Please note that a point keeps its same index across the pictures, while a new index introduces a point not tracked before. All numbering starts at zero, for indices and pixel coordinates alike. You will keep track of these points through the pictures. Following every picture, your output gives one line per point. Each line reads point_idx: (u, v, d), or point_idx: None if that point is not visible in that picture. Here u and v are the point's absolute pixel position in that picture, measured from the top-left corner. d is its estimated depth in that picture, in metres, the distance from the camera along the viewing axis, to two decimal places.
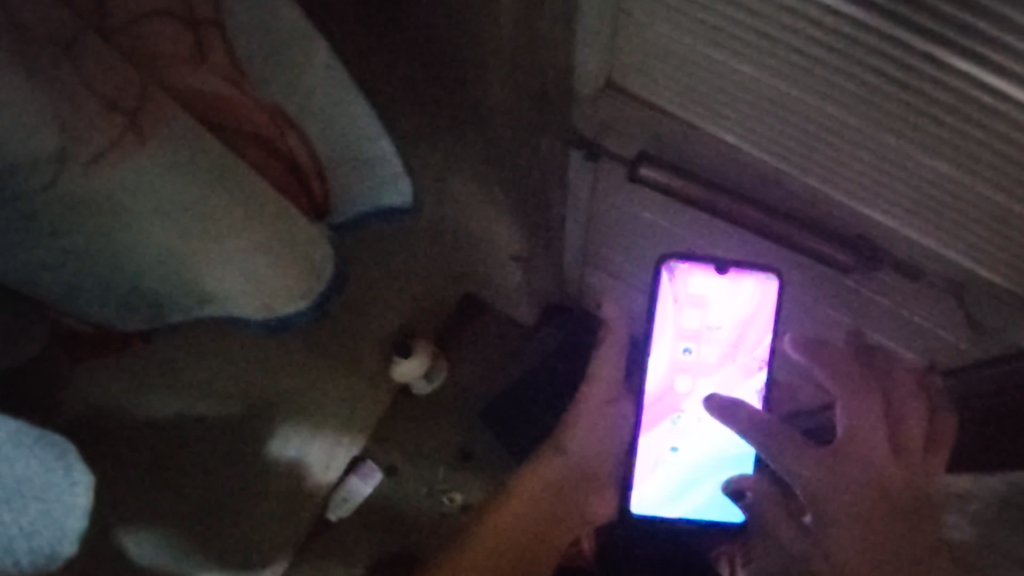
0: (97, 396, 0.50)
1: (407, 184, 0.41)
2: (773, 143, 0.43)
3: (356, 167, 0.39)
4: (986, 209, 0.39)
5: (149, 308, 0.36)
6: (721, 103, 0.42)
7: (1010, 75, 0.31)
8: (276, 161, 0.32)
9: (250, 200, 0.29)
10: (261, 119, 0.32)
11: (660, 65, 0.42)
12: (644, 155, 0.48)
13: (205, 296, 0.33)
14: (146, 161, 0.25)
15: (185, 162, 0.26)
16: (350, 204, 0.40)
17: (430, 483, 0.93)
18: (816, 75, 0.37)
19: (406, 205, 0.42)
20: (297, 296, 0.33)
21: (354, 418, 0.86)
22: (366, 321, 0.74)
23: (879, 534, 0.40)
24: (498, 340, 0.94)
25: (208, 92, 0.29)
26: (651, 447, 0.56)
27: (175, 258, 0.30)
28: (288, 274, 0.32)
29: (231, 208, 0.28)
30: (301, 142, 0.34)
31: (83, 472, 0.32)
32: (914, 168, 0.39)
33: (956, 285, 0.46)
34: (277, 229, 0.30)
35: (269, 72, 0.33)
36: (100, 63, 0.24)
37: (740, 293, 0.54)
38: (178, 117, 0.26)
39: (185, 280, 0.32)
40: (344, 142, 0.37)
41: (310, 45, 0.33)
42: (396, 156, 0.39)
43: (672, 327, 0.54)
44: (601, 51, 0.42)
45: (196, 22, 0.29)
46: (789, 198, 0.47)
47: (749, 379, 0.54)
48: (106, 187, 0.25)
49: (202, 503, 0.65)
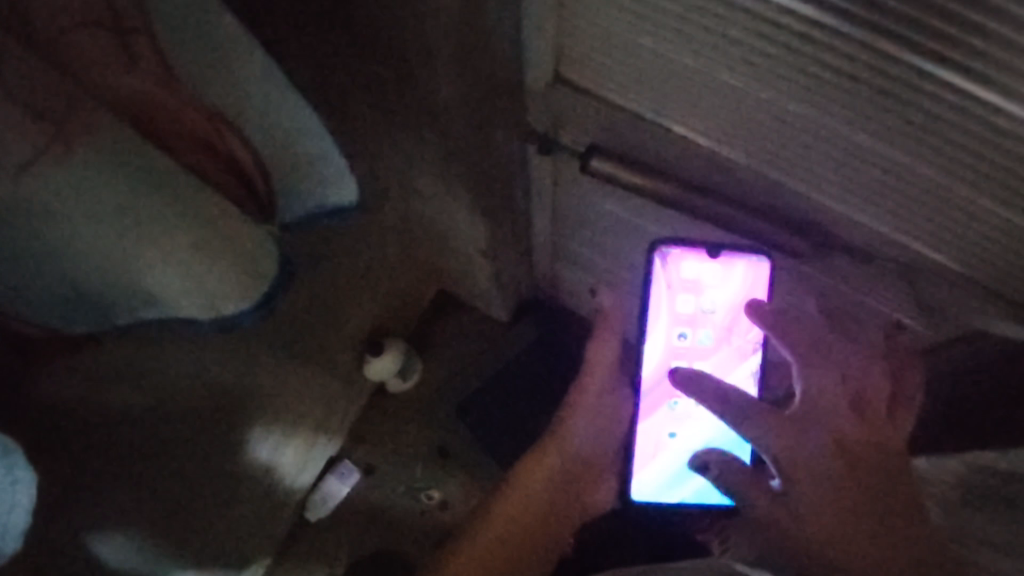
0: (63, 391, 0.55)
1: (350, 185, 0.49)
2: (734, 135, 0.44)
3: (303, 165, 0.46)
4: (974, 212, 0.39)
5: (90, 310, 0.40)
6: (682, 95, 0.43)
7: (1000, 87, 0.31)
8: (217, 162, 0.39)
9: (180, 201, 0.34)
10: (203, 125, 0.38)
11: (614, 57, 0.44)
12: (595, 146, 0.52)
13: (148, 297, 0.38)
14: (72, 163, 0.31)
15: (109, 165, 0.32)
16: (299, 204, 0.48)
17: (409, 482, 1.03)
18: (789, 79, 0.37)
19: (351, 202, 0.51)
20: (240, 296, 0.39)
21: (331, 416, 0.97)
22: (338, 315, 0.84)
23: (849, 501, 0.46)
24: (476, 334, 1.06)
25: (141, 95, 0.35)
26: (651, 432, 0.62)
27: (115, 264, 0.35)
28: (227, 275, 0.37)
29: (164, 213, 0.34)
30: (242, 143, 0.41)
31: (23, 472, 0.39)
32: (898, 169, 0.39)
33: (908, 271, 0.46)
34: (209, 227, 0.35)
35: (202, 77, 0.39)
36: (21, 77, 0.30)
37: (732, 274, 0.58)
38: (97, 123, 0.31)
39: (126, 283, 0.37)
40: (289, 141, 0.44)
41: (246, 54, 0.40)
42: (336, 155, 0.47)
43: (667, 312, 0.59)
44: (541, 44, 0.45)
45: (123, 30, 0.35)
46: (734, 186, 0.49)
47: (743, 362, 0.59)
48: (34, 193, 0.31)
49: (167, 496, 0.73)
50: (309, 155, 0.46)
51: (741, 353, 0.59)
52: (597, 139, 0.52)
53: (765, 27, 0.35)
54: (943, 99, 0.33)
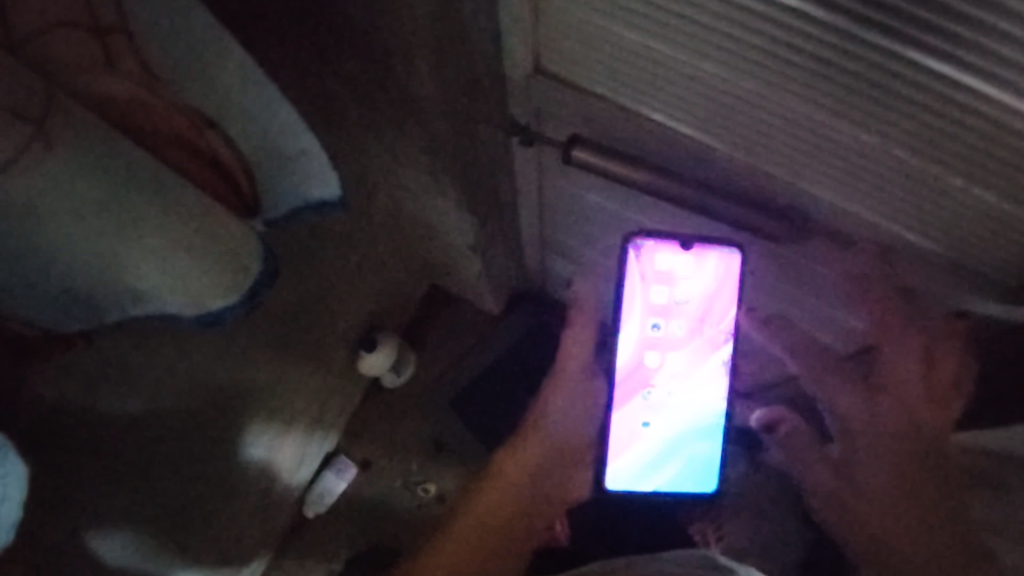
0: (60, 396, 0.55)
1: (333, 179, 0.49)
2: (712, 126, 0.45)
3: (283, 162, 0.46)
4: (953, 194, 0.40)
5: (80, 309, 0.41)
6: (661, 87, 0.44)
7: (980, 73, 0.32)
8: (198, 158, 0.40)
9: (161, 196, 0.35)
10: (181, 123, 0.39)
11: (594, 52, 0.45)
12: (577, 138, 0.53)
13: (138, 296, 0.39)
14: (52, 161, 0.31)
15: (89, 161, 0.32)
16: (283, 199, 0.48)
17: (405, 476, 1.04)
18: (766, 68, 0.38)
19: (335, 197, 0.50)
20: (225, 292, 0.40)
21: (325, 412, 0.97)
22: (330, 310, 0.84)
23: (906, 466, 0.48)
24: (468, 327, 1.07)
25: (116, 96, 0.36)
26: (625, 423, 0.62)
27: (102, 263, 0.36)
28: (212, 274, 0.38)
29: (147, 209, 0.34)
30: (221, 141, 0.42)
31: (13, 465, 0.39)
32: (877, 155, 0.40)
33: (884, 254, 0.48)
34: (192, 226, 0.36)
35: (179, 73, 0.40)
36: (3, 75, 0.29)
37: (701, 265, 0.58)
38: (76, 119, 0.31)
39: (116, 281, 0.38)
40: (266, 139, 0.44)
41: (223, 48, 0.40)
42: (320, 151, 0.47)
43: (640, 303, 0.59)
44: (525, 40, 0.46)
45: (98, 30, 0.36)
46: (711, 175, 0.50)
47: (715, 352, 0.60)
48: (16, 193, 0.31)
49: (166, 498, 0.74)
50: (291, 151, 0.46)
51: (714, 343, 0.60)
52: (577, 127, 0.53)
53: (731, 9, 0.36)
54: (923, 83, 0.33)
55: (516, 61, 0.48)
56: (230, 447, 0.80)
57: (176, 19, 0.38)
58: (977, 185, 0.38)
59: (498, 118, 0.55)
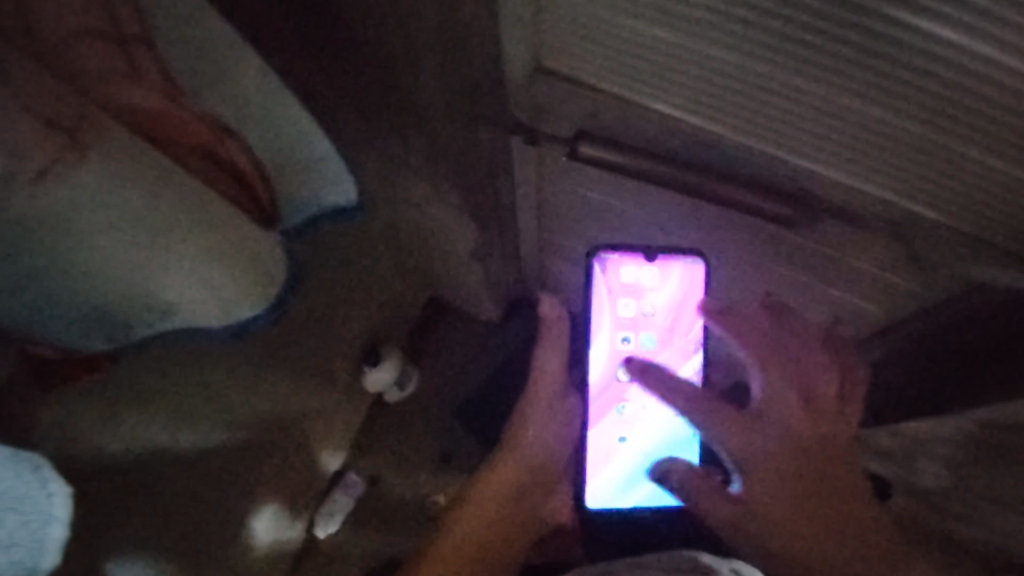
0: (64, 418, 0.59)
1: (351, 188, 0.56)
2: (702, 105, 0.46)
3: (301, 170, 0.52)
4: (945, 151, 0.40)
5: (105, 331, 0.43)
6: (659, 71, 0.44)
7: (969, 28, 0.32)
8: (218, 166, 0.43)
9: (186, 203, 0.37)
10: (198, 130, 0.42)
11: (588, 42, 0.45)
12: (582, 133, 0.53)
13: (164, 309, 0.40)
14: (88, 171, 0.33)
15: (121, 170, 0.34)
16: (303, 208, 0.54)
17: (415, 489, 1.03)
18: (762, 43, 0.38)
19: (354, 203, 0.57)
20: (252, 290, 0.42)
21: (334, 426, 0.96)
22: (335, 318, 0.85)
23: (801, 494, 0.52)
24: (468, 336, 1.06)
25: (137, 105, 0.39)
26: (602, 438, 0.66)
27: (135, 274, 0.37)
28: (235, 272, 0.40)
29: (176, 219, 0.37)
30: (239, 149, 0.46)
31: (58, 485, 0.40)
32: (873, 123, 0.41)
33: (898, 228, 0.48)
34: (218, 234, 0.39)
35: (201, 87, 0.45)
36: (38, 83, 0.32)
37: (666, 280, 0.65)
38: (111, 132, 0.34)
39: (143, 295, 0.39)
40: (282, 151, 0.51)
41: (242, 55, 0.47)
42: (339, 160, 0.54)
43: (610, 319, 0.65)
44: (528, 38, 0.45)
45: (121, 38, 0.39)
46: (718, 161, 0.50)
47: (684, 361, 0.65)
48: (57, 203, 0.33)
49: (185, 532, 0.72)
50: (309, 159, 0.52)
51: (683, 353, 0.66)
52: (584, 112, 0.51)
53: None
54: (934, 36, 0.33)
55: (519, 62, 0.47)
56: (247, 471, 0.80)
57: (199, 29, 0.45)
58: (974, 146, 0.39)
59: (501, 122, 0.55)
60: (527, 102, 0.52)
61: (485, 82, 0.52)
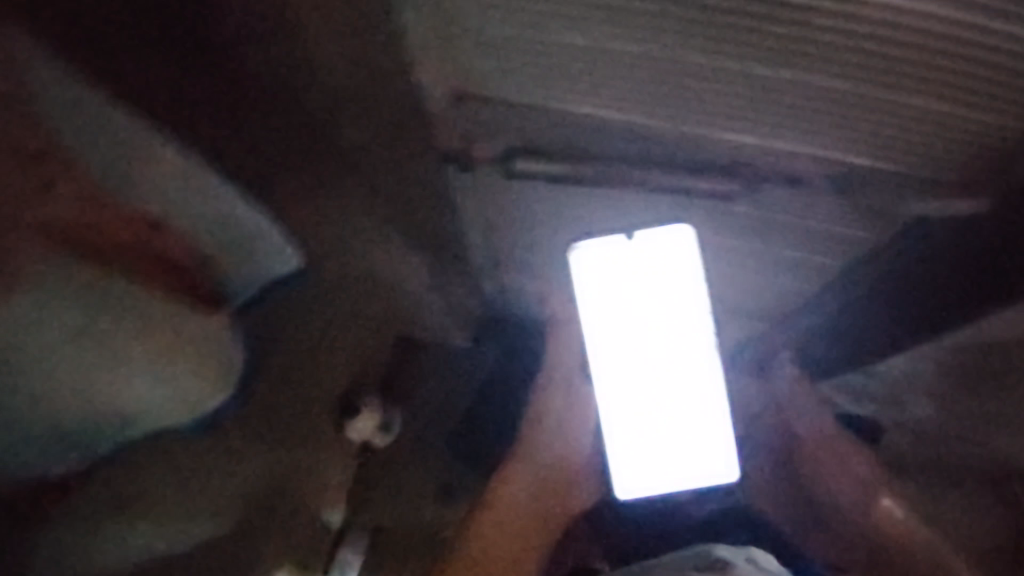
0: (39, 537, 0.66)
1: (281, 257, 0.65)
2: (634, 102, 0.46)
3: (243, 244, 0.62)
4: (907, 104, 0.41)
5: (72, 450, 0.58)
6: (587, 74, 0.45)
7: None
8: (150, 259, 0.55)
9: (132, 323, 0.54)
10: (125, 227, 0.54)
11: (510, 61, 0.46)
12: (511, 150, 0.53)
13: (131, 418, 0.58)
14: (38, 296, 0.50)
15: (72, 299, 0.51)
16: (247, 279, 0.63)
17: None
18: (681, 21, 0.39)
19: (287, 269, 0.67)
20: (205, 388, 0.60)
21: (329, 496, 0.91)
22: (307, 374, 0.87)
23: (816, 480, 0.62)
24: None
25: (50, 215, 0.50)
26: (624, 426, 0.61)
27: (90, 395, 0.54)
28: (203, 372, 0.59)
29: (130, 336, 0.54)
30: (175, 238, 0.57)
31: None
32: (810, 86, 0.41)
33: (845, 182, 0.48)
34: (167, 347, 0.56)
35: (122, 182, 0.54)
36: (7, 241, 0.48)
37: (661, 256, 0.57)
38: (48, 259, 0.50)
39: (107, 412, 0.56)
40: (216, 223, 0.59)
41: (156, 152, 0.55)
42: (269, 232, 0.64)
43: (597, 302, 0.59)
44: (434, 60, 0.47)
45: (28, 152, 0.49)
46: (666, 153, 0.50)
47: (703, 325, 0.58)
48: (18, 324, 0.50)
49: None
50: (246, 233, 0.62)
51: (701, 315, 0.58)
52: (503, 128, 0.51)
53: None
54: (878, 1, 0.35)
55: (431, 87, 0.48)
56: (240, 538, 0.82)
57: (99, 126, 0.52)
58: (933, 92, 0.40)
59: (430, 149, 0.56)
60: (450, 129, 0.52)
61: (408, 118, 0.53)
